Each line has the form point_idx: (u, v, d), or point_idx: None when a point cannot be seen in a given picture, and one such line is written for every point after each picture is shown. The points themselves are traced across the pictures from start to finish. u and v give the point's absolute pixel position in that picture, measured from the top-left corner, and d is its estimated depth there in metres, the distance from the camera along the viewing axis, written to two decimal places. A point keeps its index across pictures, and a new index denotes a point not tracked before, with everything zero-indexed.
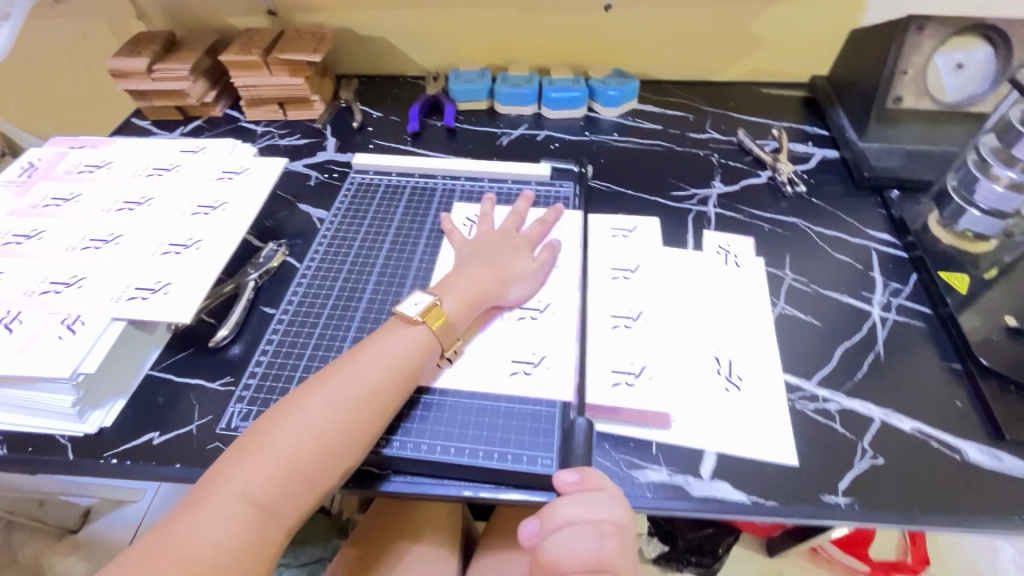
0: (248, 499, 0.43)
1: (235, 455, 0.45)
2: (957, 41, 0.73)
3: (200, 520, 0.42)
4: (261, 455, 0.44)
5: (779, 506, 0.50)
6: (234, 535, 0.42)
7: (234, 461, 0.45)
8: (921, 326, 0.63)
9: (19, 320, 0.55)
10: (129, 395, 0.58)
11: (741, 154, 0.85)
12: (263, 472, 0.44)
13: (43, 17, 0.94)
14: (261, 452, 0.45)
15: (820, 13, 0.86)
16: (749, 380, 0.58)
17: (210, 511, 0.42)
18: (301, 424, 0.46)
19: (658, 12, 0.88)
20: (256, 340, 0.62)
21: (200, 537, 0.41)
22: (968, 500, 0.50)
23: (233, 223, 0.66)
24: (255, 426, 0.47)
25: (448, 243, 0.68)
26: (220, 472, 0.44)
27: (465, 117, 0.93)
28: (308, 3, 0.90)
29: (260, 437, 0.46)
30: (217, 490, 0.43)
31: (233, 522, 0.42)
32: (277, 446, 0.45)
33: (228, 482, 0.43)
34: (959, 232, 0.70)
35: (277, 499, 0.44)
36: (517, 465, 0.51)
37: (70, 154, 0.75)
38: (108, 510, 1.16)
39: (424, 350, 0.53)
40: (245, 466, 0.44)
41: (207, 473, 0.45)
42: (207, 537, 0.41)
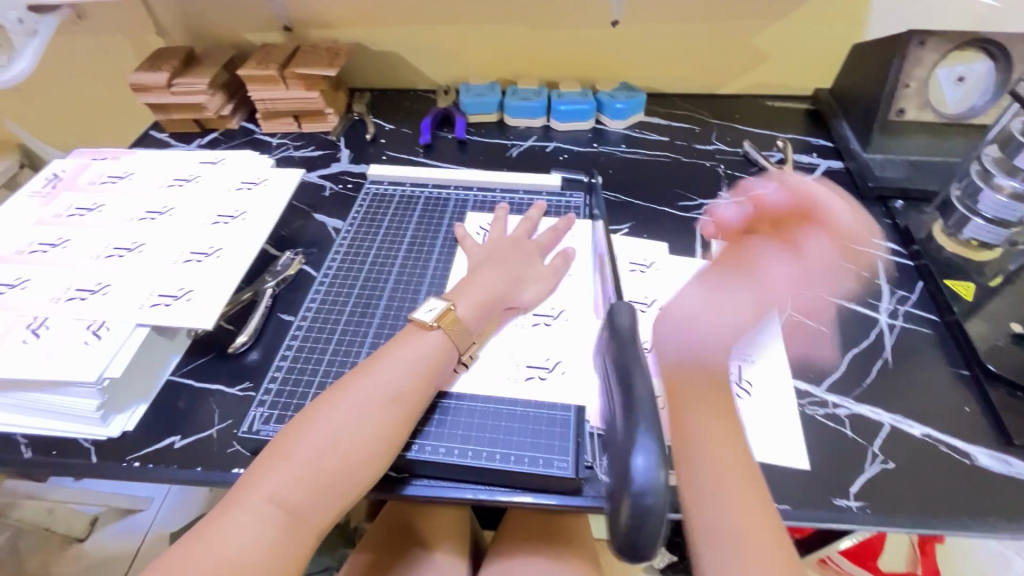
0: (277, 502, 0.44)
1: (264, 460, 0.46)
2: (957, 54, 0.74)
3: (231, 523, 0.43)
4: (290, 460, 0.46)
5: (792, 510, 0.50)
6: (265, 539, 0.43)
7: (263, 466, 0.46)
8: (928, 332, 0.64)
9: (46, 326, 0.57)
10: (150, 399, 0.59)
11: (747, 165, 0.87)
12: (292, 477, 0.45)
13: (66, 34, 0.97)
14: (289, 457, 0.46)
15: (822, 28, 0.88)
16: (759, 385, 0.59)
17: (241, 515, 0.43)
18: (328, 429, 0.47)
19: (664, 28, 0.90)
20: (275, 346, 0.64)
21: (232, 540, 0.42)
22: (979, 504, 0.50)
23: (252, 232, 0.67)
24: (282, 432, 0.48)
25: (461, 250, 0.70)
26: (251, 477, 0.45)
27: (475, 130, 0.95)
28: (324, 20, 0.93)
29: (288, 443, 0.47)
30: (247, 494, 0.44)
31: (264, 525, 0.43)
32: (305, 452, 0.46)
33: (258, 486, 0.45)
34: (964, 241, 0.70)
35: (305, 503, 0.45)
36: (533, 467, 0.52)
37: (93, 165, 0.77)
38: (116, 519, 1.17)
39: (442, 354, 0.54)
40: (274, 472, 0.45)
41: (237, 479, 0.46)
42: (238, 540, 0.42)
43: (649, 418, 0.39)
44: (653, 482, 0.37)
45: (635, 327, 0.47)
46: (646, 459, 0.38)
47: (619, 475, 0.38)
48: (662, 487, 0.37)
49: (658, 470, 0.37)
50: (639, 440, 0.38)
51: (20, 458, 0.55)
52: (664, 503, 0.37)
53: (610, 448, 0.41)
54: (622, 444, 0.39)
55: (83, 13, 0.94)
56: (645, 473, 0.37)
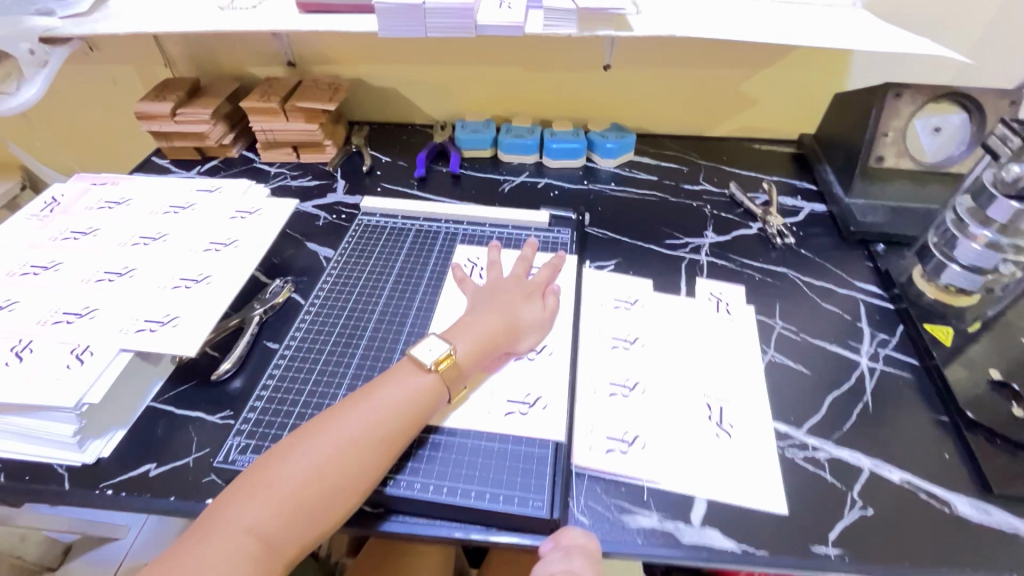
0: (253, 534, 0.44)
1: (243, 489, 0.46)
2: (931, 107, 0.77)
3: (204, 554, 0.42)
4: (271, 490, 0.46)
5: (769, 556, 0.49)
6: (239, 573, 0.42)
7: (242, 496, 0.46)
8: (909, 376, 0.65)
9: (30, 349, 0.57)
10: (128, 426, 0.59)
11: (733, 206, 0.89)
12: (271, 508, 0.45)
13: (78, 63, 1.00)
14: (269, 487, 0.46)
15: (806, 78, 0.92)
16: (740, 427, 0.59)
17: (217, 547, 0.43)
18: (311, 460, 0.47)
19: (655, 73, 0.94)
20: (257, 375, 0.64)
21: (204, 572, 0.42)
22: (960, 555, 0.50)
23: (243, 260, 0.68)
24: (264, 460, 0.48)
25: (460, 291, 0.69)
26: (228, 505, 0.45)
27: (469, 164, 0.97)
28: (326, 56, 0.97)
29: (270, 472, 0.47)
30: (224, 523, 0.44)
31: (236, 556, 0.43)
32: (286, 482, 0.46)
33: (237, 516, 0.44)
34: (943, 285, 0.72)
35: (282, 535, 0.45)
36: (507, 507, 0.51)
37: (91, 191, 0.79)
38: (87, 549, 1.13)
39: (432, 396, 0.54)
40: (253, 500, 0.45)
41: (213, 507, 0.46)
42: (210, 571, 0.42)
43: None
44: None
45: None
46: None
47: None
48: None
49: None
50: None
51: None
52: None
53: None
54: None
55: (94, 43, 0.97)
56: None
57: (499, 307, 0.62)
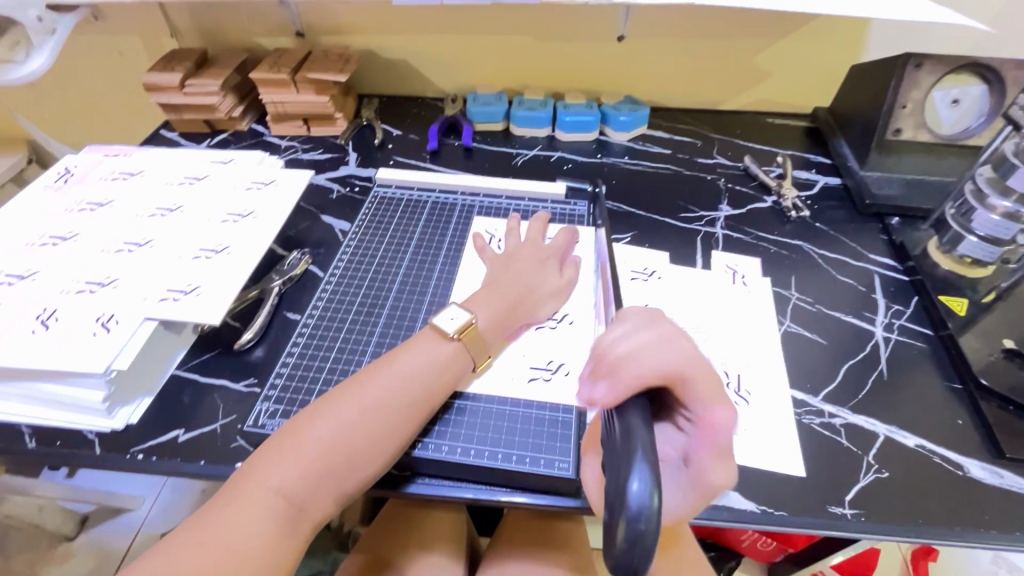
0: (281, 494, 0.45)
1: (272, 450, 0.47)
2: (952, 78, 0.76)
3: (235, 512, 0.43)
4: (299, 452, 0.46)
5: (788, 516, 0.51)
6: (268, 530, 0.43)
7: (271, 457, 0.46)
8: (923, 346, 0.65)
9: (55, 317, 0.58)
10: (155, 393, 0.59)
11: (748, 180, 0.89)
12: (299, 470, 0.45)
13: (83, 33, 0.98)
14: (297, 450, 0.46)
15: (823, 49, 0.91)
16: (757, 394, 0.60)
17: (247, 504, 0.44)
18: (338, 424, 0.48)
19: (669, 45, 0.93)
20: (280, 344, 0.64)
21: (235, 528, 0.43)
22: (973, 515, 0.51)
23: (261, 230, 0.68)
24: (292, 422, 0.48)
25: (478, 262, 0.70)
26: (258, 465, 0.46)
27: (482, 137, 0.97)
28: (335, 26, 0.95)
29: (297, 434, 0.47)
30: (253, 483, 0.45)
31: (265, 514, 0.44)
32: (313, 445, 0.46)
33: (265, 476, 0.45)
34: (958, 257, 0.72)
35: (310, 494, 0.45)
36: (533, 468, 0.52)
37: (104, 162, 0.78)
38: (105, 518, 1.15)
39: (455, 364, 0.55)
40: (281, 461, 0.46)
41: (243, 466, 0.46)
42: (240, 528, 0.43)
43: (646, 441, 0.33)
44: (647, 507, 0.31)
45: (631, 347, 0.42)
46: (642, 477, 0.31)
47: (612, 494, 0.32)
48: (657, 512, 0.31)
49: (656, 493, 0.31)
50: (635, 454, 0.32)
51: (24, 448, 0.55)
52: (658, 529, 0.31)
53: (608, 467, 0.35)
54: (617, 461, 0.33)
55: (99, 12, 0.95)
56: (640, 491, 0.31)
57: (517, 277, 0.63)
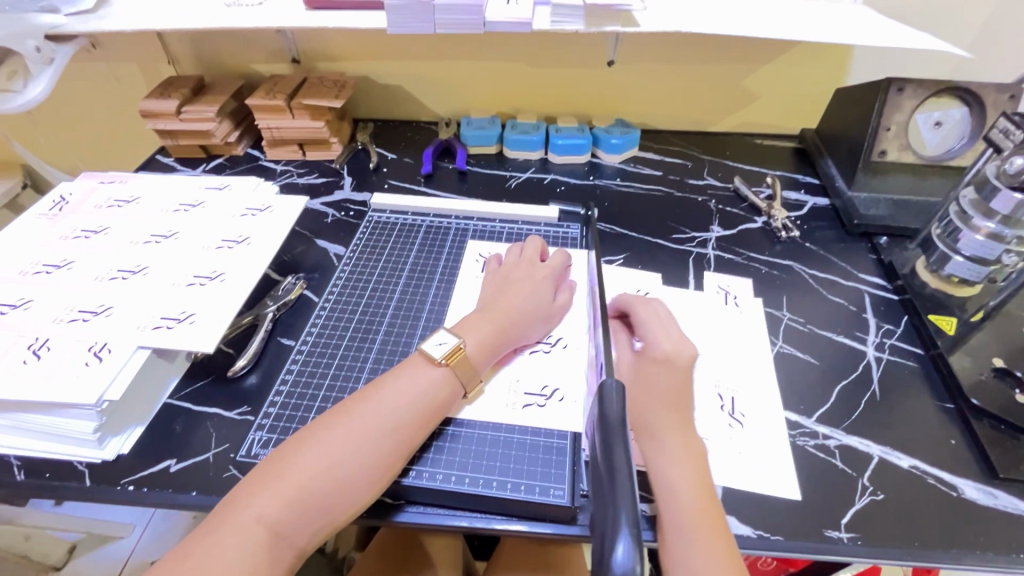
0: (262, 523, 0.44)
1: (256, 479, 0.46)
2: (933, 101, 0.78)
3: (215, 543, 0.42)
4: (283, 480, 0.45)
5: (784, 540, 0.51)
6: (246, 561, 0.42)
7: (255, 486, 0.45)
8: (913, 366, 0.66)
9: (47, 347, 0.57)
10: (147, 422, 0.59)
11: (738, 201, 0.90)
12: (281, 499, 0.45)
13: (80, 61, 0.99)
14: (281, 477, 0.46)
15: (808, 73, 0.93)
16: (751, 416, 0.60)
17: (227, 534, 0.43)
18: (324, 451, 0.47)
19: (659, 70, 0.95)
20: (273, 371, 0.64)
21: (213, 559, 0.42)
22: (969, 538, 0.51)
23: (256, 256, 0.69)
24: (279, 450, 0.48)
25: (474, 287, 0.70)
26: (241, 495, 0.45)
27: (475, 161, 0.98)
28: (331, 54, 0.97)
29: (282, 462, 0.47)
30: (235, 512, 0.44)
31: (244, 544, 0.43)
32: (298, 473, 0.46)
33: (247, 505, 0.44)
34: (946, 276, 0.73)
35: (292, 525, 0.44)
36: (528, 495, 0.52)
37: (99, 189, 0.78)
38: (93, 547, 1.12)
39: (444, 390, 0.54)
40: (265, 490, 0.45)
41: (227, 497, 0.46)
42: (219, 559, 0.42)
43: (628, 508, 0.37)
44: (632, 574, 0.34)
45: (625, 413, 0.44)
46: (627, 546, 0.35)
47: (599, 559, 0.36)
48: None
49: (637, 561, 0.35)
50: (620, 524, 0.36)
51: (13, 481, 0.54)
52: None
53: (597, 527, 0.39)
54: (605, 526, 0.37)
55: (97, 41, 0.96)
56: (625, 561, 0.35)
57: (510, 301, 0.63)
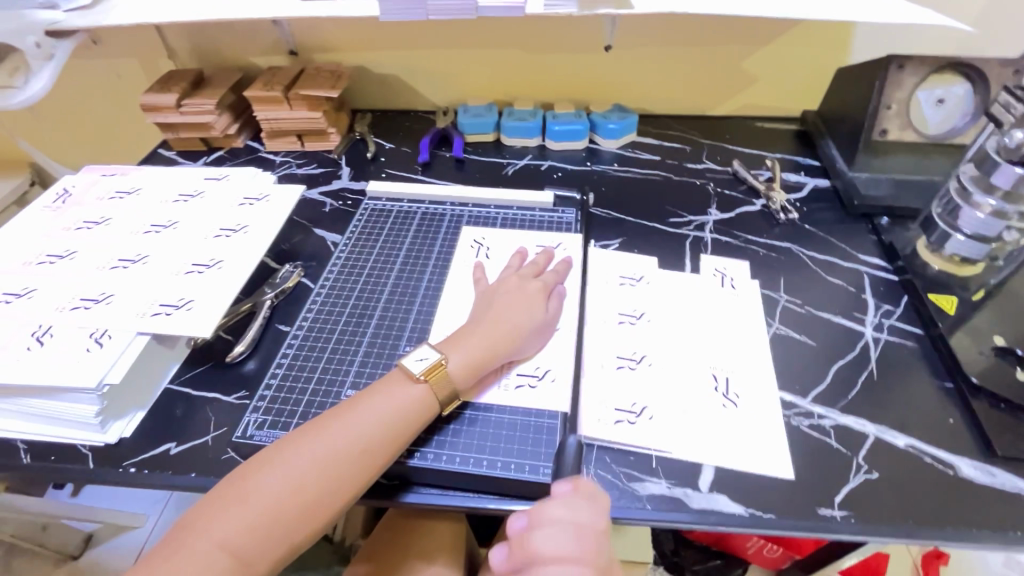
0: (225, 548, 0.43)
1: (221, 499, 0.46)
2: (936, 77, 0.77)
3: (178, 566, 0.42)
4: (247, 503, 0.45)
5: (776, 519, 0.51)
6: None
7: (220, 507, 0.45)
8: (913, 346, 0.65)
9: (50, 334, 0.59)
10: (148, 407, 0.60)
11: (737, 184, 0.89)
12: (245, 522, 0.44)
13: (82, 57, 1.00)
14: (245, 499, 0.45)
15: (808, 53, 0.92)
16: (746, 397, 0.60)
17: (190, 558, 0.43)
18: (289, 475, 0.46)
19: (656, 53, 0.94)
20: (271, 356, 0.65)
21: None
22: (964, 515, 0.51)
23: (252, 245, 0.69)
24: (244, 469, 0.48)
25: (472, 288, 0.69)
26: (207, 515, 0.45)
27: (472, 148, 0.98)
28: (327, 44, 0.97)
29: (246, 484, 0.46)
30: (200, 535, 0.44)
31: (206, 570, 0.42)
32: (262, 498, 0.45)
33: (210, 529, 0.44)
34: (947, 256, 0.72)
35: (255, 551, 0.44)
36: (519, 473, 0.53)
37: (101, 182, 0.80)
38: (111, 536, 1.14)
39: (421, 410, 0.53)
40: (228, 514, 0.45)
41: (191, 515, 0.45)
42: None
43: None
44: None
45: None
46: None
47: None
48: None
49: None
50: None
51: (19, 464, 0.56)
52: None
53: None
54: None
55: (98, 37, 0.97)
56: None
57: (500, 314, 0.60)
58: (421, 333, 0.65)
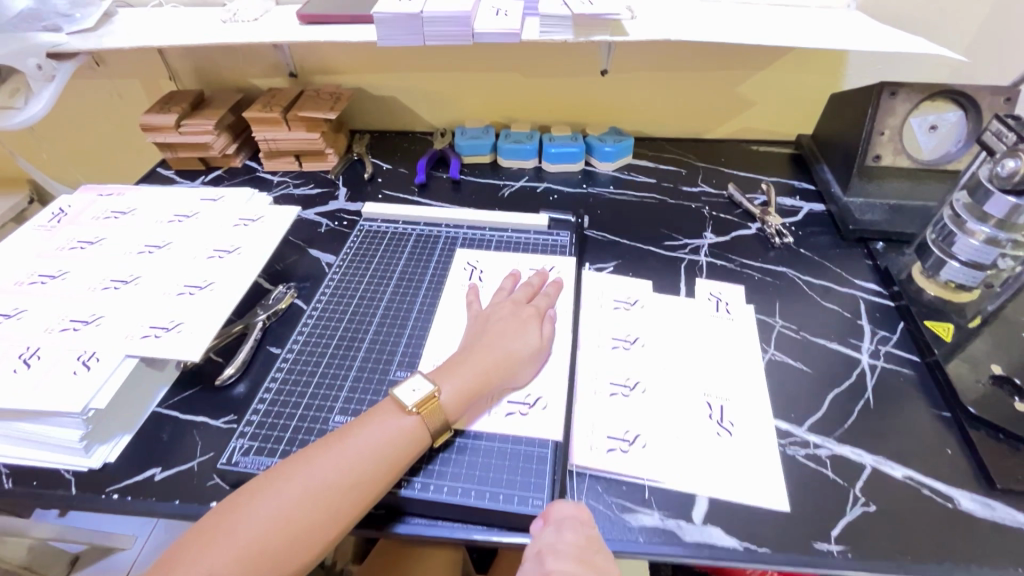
0: None
1: (207, 532, 0.45)
2: (928, 104, 0.78)
3: None
4: (233, 536, 0.44)
5: (771, 552, 0.49)
6: None
7: (205, 540, 0.44)
8: (909, 373, 0.64)
9: (37, 356, 0.58)
10: (134, 431, 0.59)
11: (732, 208, 0.89)
12: (230, 556, 0.43)
13: (84, 77, 1.01)
14: (232, 532, 0.44)
15: (802, 79, 0.93)
16: (741, 425, 0.59)
17: None
18: (277, 506, 0.45)
19: (652, 78, 0.95)
20: (260, 380, 0.64)
21: None
22: (965, 550, 0.50)
23: (245, 267, 0.69)
24: (232, 499, 0.47)
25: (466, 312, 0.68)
26: (191, 548, 0.44)
27: (470, 170, 0.98)
28: (327, 67, 0.98)
29: (233, 516, 0.45)
30: (183, 570, 0.42)
31: None
32: (249, 530, 0.44)
33: (194, 563, 0.43)
34: (943, 282, 0.71)
35: None
36: (507, 505, 0.52)
37: (98, 202, 0.80)
38: (94, 559, 1.12)
39: (411, 441, 0.52)
40: (213, 547, 0.43)
41: (176, 548, 0.44)
42: None
43: None
44: None
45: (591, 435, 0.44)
46: None
47: None
48: None
49: None
50: None
51: (1, 489, 0.55)
52: None
53: None
54: None
55: (101, 58, 0.98)
56: None
57: (493, 341, 0.60)
58: (413, 357, 0.64)
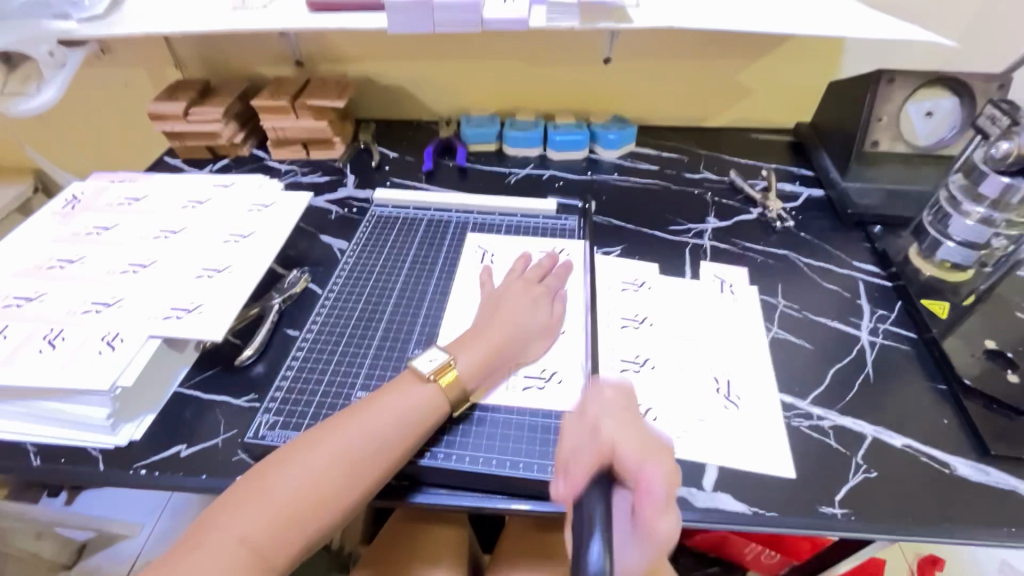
0: (245, 543, 0.44)
1: (240, 496, 0.46)
2: (925, 91, 0.80)
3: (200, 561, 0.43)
4: (266, 499, 0.46)
5: (778, 516, 0.52)
6: None
7: (239, 503, 0.46)
8: (907, 349, 0.67)
9: (62, 337, 0.59)
10: (158, 410, 0.61)
11: (734, 193, 0.91)
12: (265, 518, 0.45)
13: (91, 66, 1.02)
14: (264, 496, 0.46)
15: (801, 68, 0.95)
16: (747, 399, 0.61)
17: (212, 552, 0.43)
18: (305, 471, 0.47)
19: (654, 67, 0.96)
20: (279, 360, 0.66)
21: None
22: (961, 512, 0.52)
23: (261, 251, 0.70)
24: (262, 466, 0.48)
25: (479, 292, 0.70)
26: (226, 511, 0.46)
27: (476, 158, 1.00)
28: (333, 55, 0.99)
29: (264, 481, 0.47)
30: (221, 531, 0.44)
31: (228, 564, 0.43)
32: (281, 494, 0.46)
33: (229, 525, 0.45)
34: (938, 261, 0.74)
35: (275, 546, 0.45)
36: (527, 473, 0.54)
37: (110, 189, 0.81)
38: (101, 548, 1.10)
39: (432, 410, 0.54)
40: (247, 510, 0.45)
41: (211, 511, 0.46)
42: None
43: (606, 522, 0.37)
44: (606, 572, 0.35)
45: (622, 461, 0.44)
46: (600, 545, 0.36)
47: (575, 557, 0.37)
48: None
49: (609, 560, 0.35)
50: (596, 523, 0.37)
51: (29, 466, 0.56)
52: None
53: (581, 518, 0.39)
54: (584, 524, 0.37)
55: (107, 47, 0.99)
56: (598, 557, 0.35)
57: (507, 317, 0.62)
58: (429, 335, 0.66)
